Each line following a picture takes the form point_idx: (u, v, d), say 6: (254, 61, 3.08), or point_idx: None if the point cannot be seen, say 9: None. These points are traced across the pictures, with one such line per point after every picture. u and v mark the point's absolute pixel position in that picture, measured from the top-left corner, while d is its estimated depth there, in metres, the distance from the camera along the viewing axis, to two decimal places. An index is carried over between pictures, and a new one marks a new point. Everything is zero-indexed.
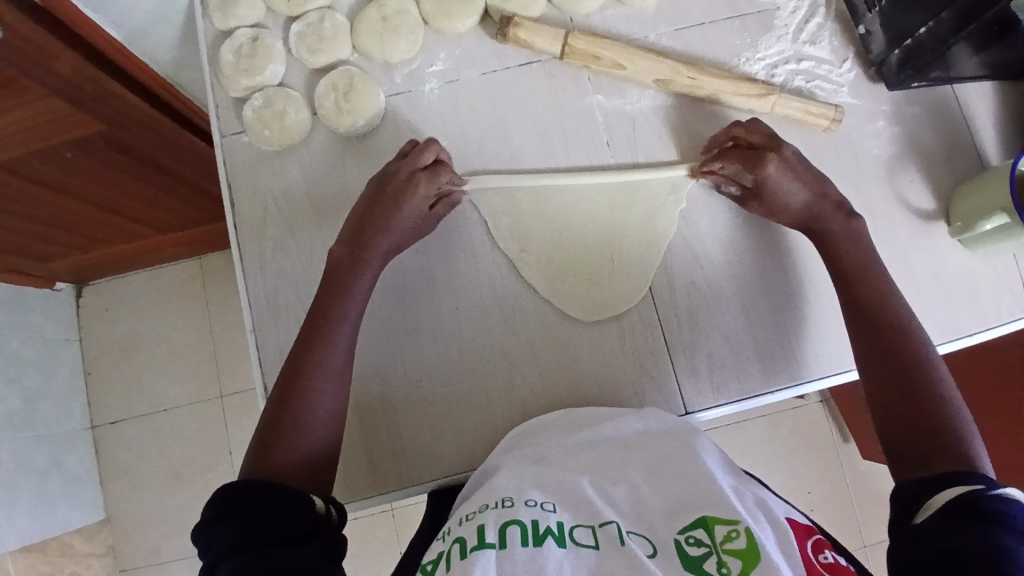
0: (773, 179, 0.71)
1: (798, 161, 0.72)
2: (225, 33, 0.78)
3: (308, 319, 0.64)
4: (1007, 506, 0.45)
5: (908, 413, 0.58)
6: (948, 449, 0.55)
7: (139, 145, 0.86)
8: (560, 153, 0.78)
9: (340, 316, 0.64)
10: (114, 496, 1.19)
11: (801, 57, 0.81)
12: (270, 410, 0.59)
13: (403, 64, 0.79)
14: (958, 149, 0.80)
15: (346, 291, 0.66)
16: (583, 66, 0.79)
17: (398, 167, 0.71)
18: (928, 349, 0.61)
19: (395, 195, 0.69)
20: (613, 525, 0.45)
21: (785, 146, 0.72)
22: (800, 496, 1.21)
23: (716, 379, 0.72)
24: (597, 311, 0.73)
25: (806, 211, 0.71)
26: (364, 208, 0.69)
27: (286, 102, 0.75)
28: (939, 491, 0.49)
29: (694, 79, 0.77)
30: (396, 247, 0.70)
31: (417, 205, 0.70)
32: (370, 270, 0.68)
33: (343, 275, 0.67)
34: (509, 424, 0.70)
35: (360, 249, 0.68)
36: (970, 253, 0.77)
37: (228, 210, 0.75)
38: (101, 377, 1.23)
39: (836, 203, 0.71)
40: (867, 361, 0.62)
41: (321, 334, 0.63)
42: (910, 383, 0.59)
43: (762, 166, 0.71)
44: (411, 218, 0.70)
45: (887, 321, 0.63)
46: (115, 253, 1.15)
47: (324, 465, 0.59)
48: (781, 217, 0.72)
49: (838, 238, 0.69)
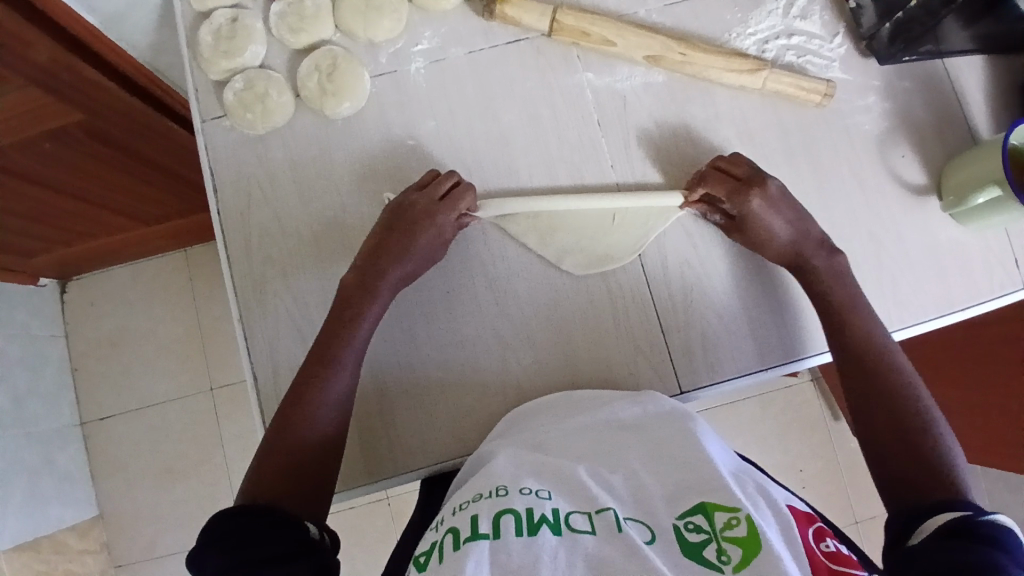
0: (756, 212, 0.70)
1: (781, 195, 0.71)
2: (204, 15, 0.76)
3: (323, 339, 0.64)
4: (1002, 532, 0.45)
5: (896, 441, 0.58)
6: (937, 477, 0.55)
7: (119, 134, 0.83)
8: (551, 133, 0.77)
9: (347, 345, 0.64)
10: (107, 492, 1.18)
11: (792, 32, 0.80)
12: (271, 432, 0.59)
13: (387, 44, 0.77)
14: (949, 122, 0.79)
15: (357, 318, 0.65)
16: (572, 44, 0.78)
17: (418, 197, 0.70)
18: (915, 379, 0.62)
19: (410, 226, 0.69)
20: (610, 512, 0.45)
21: (769, 180, 0.71)
22: (791, 473, 1.22)
23: (711, 359, 0.71)
24: (596, 265, 0.73)
25: (788, 246, 0.70)
26: (379, 238, 0.69)
27: (267, 84, 0.73)
28: (931, 519, 0.50)
29: (685, 55, 0.76)
30: (410, 274, 0.69)
31: (433, 233, 0.69)
32: (382, 299, 0.67)
33: (352, 303, 0.66)
34: (503, 410, 0.70)
35: (376, 277, 0.67)
36: (962, 228, 0.77)
37: (211, 195, 0.73)
38: (89, 373, 1.21)
39: (818, 239, 0.70)
40: (855, 392, 0.63)
41: (326, 362, 0.62)
42: (898, 413, 0.59)
43: (745, 198, 0.70)
44: (424, 248, 0.69)
45: (874, 351, 0.64)
46: (98, 247, 1.13)
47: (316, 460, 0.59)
48: (765, 251, 0.71)
49: (823, 278, 0.68)
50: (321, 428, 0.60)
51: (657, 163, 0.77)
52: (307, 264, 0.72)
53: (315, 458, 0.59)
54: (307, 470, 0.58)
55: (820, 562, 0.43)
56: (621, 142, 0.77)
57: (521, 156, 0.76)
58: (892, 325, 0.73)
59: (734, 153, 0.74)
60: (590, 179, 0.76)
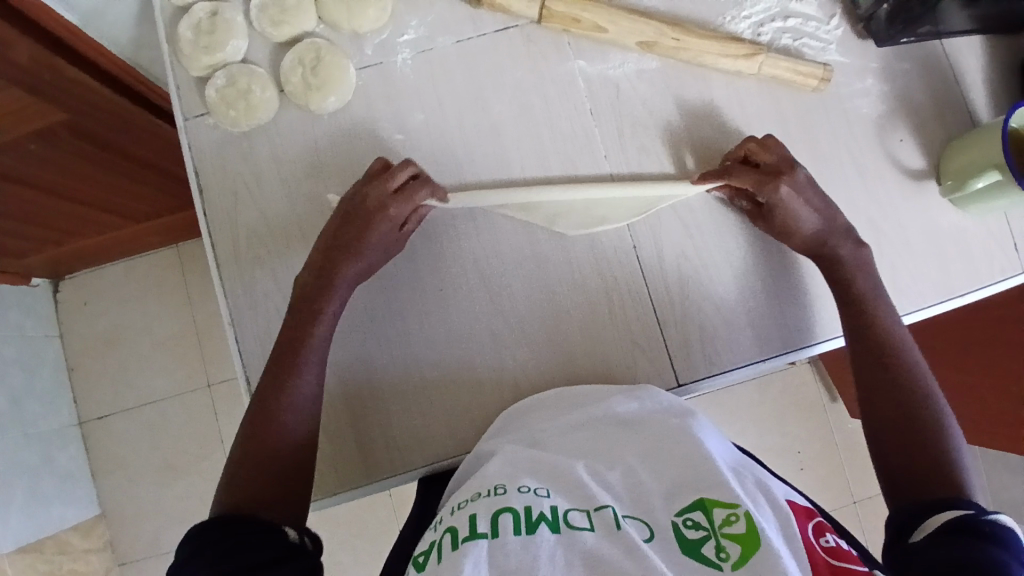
0: (786, 201, 0.68)
1: (809, 183, 0.70)
2: (183, 9, 0.74)
3: (279, 348, 0.63)
4: (1003, 531, 0.45)
5: (902, 436, 0.58)
6: (940, 475, 0.55)
7: (103, 131, 0.82)
8: (543, 123, 0.75)
9: (306, 347, 0.63)
10: (108, 490, 1.18)
11: (787, 15, 0.78)
12: (238, 451, 0.58)
13: (373, 34, 0.75)
14: (949, 105, 0.78)
15: (312, 319, 0.64)
16: (563, 30, 0.76)
17: (369, 190, 0.68)
18: (926, 375, 0.61)
19: (363, 220, 0.67)
20: (608, 510, 0.44)
21: (797, 168, 0.70)
22: (790, 455, 1.22)
23: (710, 350, 0.71)
24: (587, 226, 0.72)
25: (815, 236, 0.69)
26: (330, 237, 0.67)
27: (251, 79, 0.72)
28: (932, 515, 0.50)
29: (678, 41, 0.74)
30: (367, 269, 0.68)
31: (388, 226, 0.67)
32: (339, 297, 0.66)
33: (310, 304, 0.65)
34: (500, 406, 0.69)
35: (329, 277, 0.66)
36: (961, 212, 0.75)
37: (196, 195, 0.72)
38: (85, 373, 1.20)
39: (846, 228, 0.69)
40: (865, 388, 0.62)
41: (290, 367, 0.62)
42: (908, 411, 0.59)
43: (775, 187, 0.68)
44: (380, 240, 0.68)
45: (887, 344, 0.63)
46: (89, 246, 1.12)
47: (286, 470, 0.58)
48: (792, 239, 0.70)
49: (849, 270, 0.67)
50: (295, 426, 0.60)
51: (653, 152, 0.75)
52: (299, 263, 0.71)
53: (289, 461, 0.59)
54: (281, 474, 0.58)
55: (821, 559, 0.42)
56: (615, 131, 0.76)
57: (513, 147, 0.75)
58: None
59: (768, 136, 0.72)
60: (584, 170, 0.75)
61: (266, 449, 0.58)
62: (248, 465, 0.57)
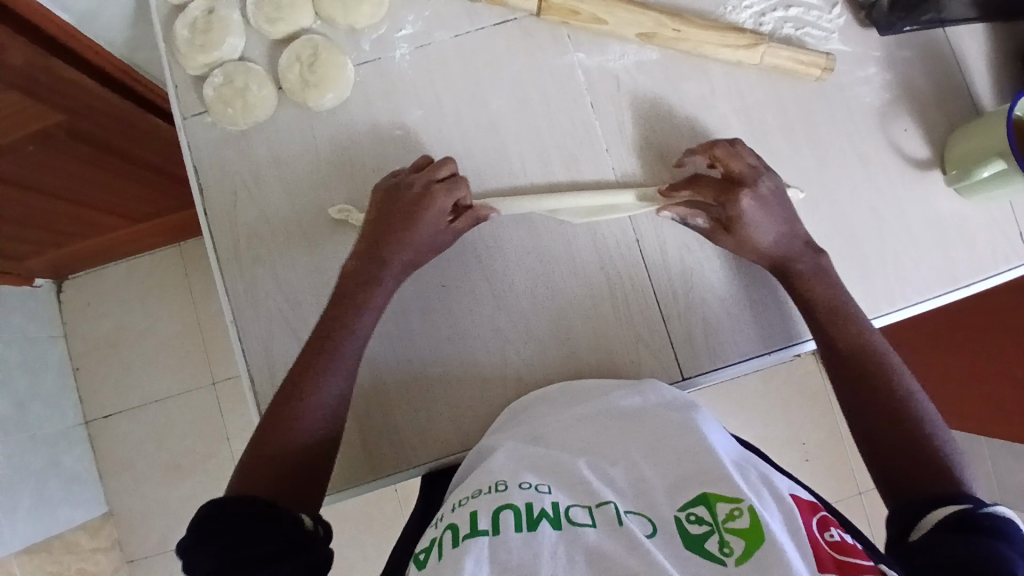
0: (744, 214, 0.67)
1: (773, 194, 0.69)
2: (179, 7, 0.73)
3: (318, 331, 0.63)
4: (1005, 525, 0.45)
5: (892, 443, 0.57)
6: (935, 470, 0.54)
7: (102, 132, 0.81)
8: (542, 117, 0.75)
9: (346, 336, 0.63)
10: (115, 490, 1.18)
11: (788, 3, 0.77)
12: (260, 434, 0.58)
13: (370, 30, 0.74)
14: (951, 91, 0.77)
15: (354, 308, 0.64)
16: (562, 23, 0.75)
17: (412, 180, 0.68)
18: (905, 373, 0.61)
19: (411, 209, 0.67)
20: (610, 505, 0.44)
21: (760, 180, 0.69)
22: (795, 446, 1.22)
23: (713, 343, 0.70)
24: (592, 215, 0.72)
25: (772, 251, 0.68)
26: (378, 223, 0.67)
27: (247, 77, 0.71)
28: (933, 510, 0.50)
29: (678, 32, 0.74)
30: (413, 261, 0.68)
31: (433, 218, 0.67)
32: (384, 291, 0.66)
33: (353, 290, 0.65)
34: (503, 401, 0.69)
35: (374, 264, 0.66)
36: (965, 200, 0.75)
37: (196, 195, 0.72)
38: (90, 373, 1.20)
39: (802, 240, 0.68)
40: (849, 398, 0.61)
41: (326, 353, 0.62)
42: (891, 415, 0.58)
43: (734, 199, 0.68)
44: (427, 232, 0.68)
45: (861, 347, 0.63)
46: (90, 246, 1.12)
47: (307, 460, 0.58)
48: (751, 255, 0.69)
49: (807, 282, 0.67)
50: (325, 416, 0.60)
51: (652, 146, 0.75)
52: (299, 263, 0.71)
53: (312, 450, 0.58)
54: (301, 463, 0.57)
55: (825, 553, 0.41)
56: (614, 124, 0.75)
57: (512, 142, 0.74)
58: (895, 303, 0.72)
59: (739, 145, 0.70)
60: (585, 164, 0.74)
61: (290, 436, 0.58)
62: (261, 457, 0.56)
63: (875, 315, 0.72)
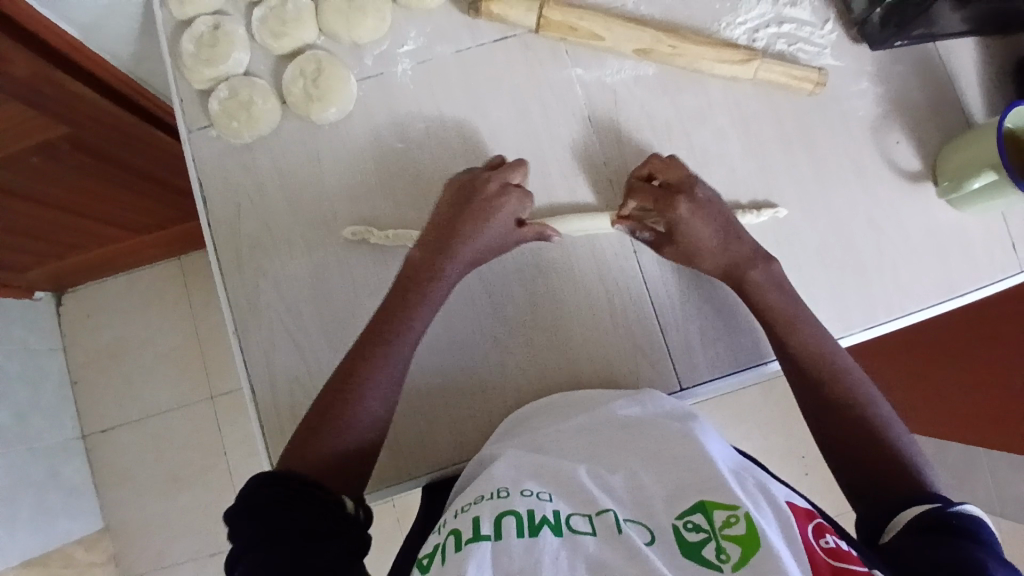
0: (684, 221, 0.68)
1: (709, 202, 0.69)
2: (185, 23, 0.74)
3: (379, 317, 0.62)
4: (969, 523, 0.46)
5: (859, 451, 0.57)
6: (902, 474, 0.55)
7: (106, 145, 0.83)
8: (541, 129, 0.76)
9: (411, 323, 0.62)
10: (112, 504, 1.17)
11: (781, 19, 0.79)
12: (313, 421, 0.57)
13: (372, 45, 0.76)
14: (944, 105, 0.79)
15: (420, 295, 0.63)
16: (560, 39, 0.77)
17: (488, 177, 0.69)
18: (864, 380, 0.61)
19: (485, 203, 0.67)
20: (610, 513, 0.44)
21: (698, 187, 0.69)
22: (796, 460, 1.22)
23: (711, 353, 0.71)
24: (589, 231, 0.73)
25: (722, 258, 0.68)
26: (447, 215, 0.67)
27: (252, 91, 0.72)
28: (900, 513, 0.51)
29: (675, 47, 0.75)
30: (478, 255, 0.68)
31: (506, 214, 0.68)
32: (449, 280, 0.66)
33: (421, 278, 0.64)
34: (503, 410, 0.69)
35: (441, 253, 0.65)
36: (960, 211, 0.76)
37: (200, 207, 0.73)
38: (89, 386, 1.20)
39: (752, 248, 0.68)
40: (812, 409, 0.61)
41: (391, 334, 0.61)
42: (855, 423, 0.58)
43: (672, 208, 0.68)
44: (498, 227, 0.68)
45: (818, 357, 0.62)
46: (91, 258, 1.12)
47: (359, 452, 0.57)
48: (701, 262, 0.69)
49: (762, 290, 0.67)
50: (379, 408, 0.59)
51: None
52: (301, 275, 0.72)
53: (363, 440, 0.57)
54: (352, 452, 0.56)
55: (821, 559, 0.42)
56: (613, 136, 0.76)
57: (512, 155, 0.75)
58: (891, 312, 0.73)
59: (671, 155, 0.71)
60: (584, 177, 0.75)
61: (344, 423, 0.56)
62: (312, 443, 0.55)
63: (873, 324, 0.73)
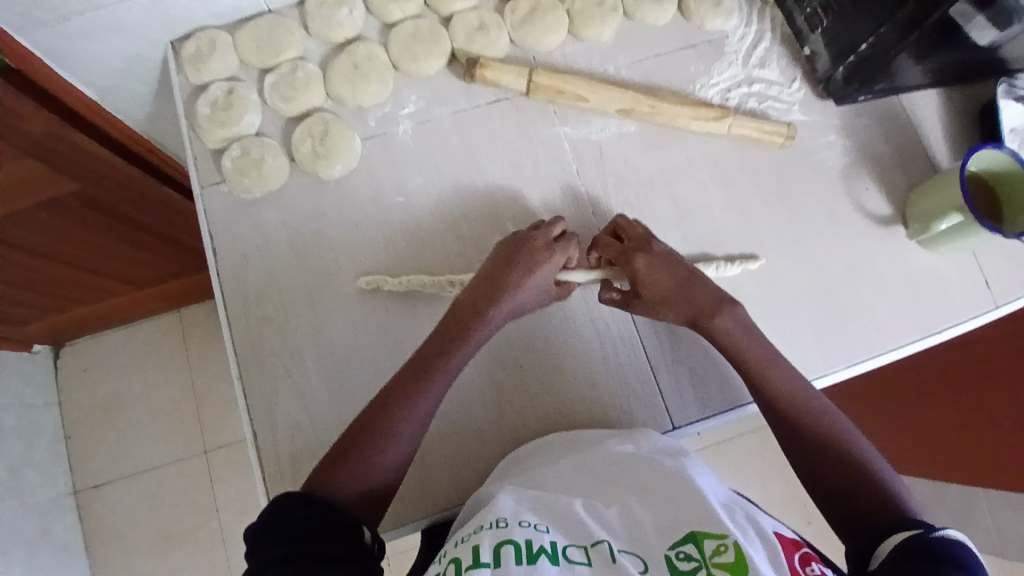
0: (641, 274, 0.71)
1: (665, 256, 0.72)
2: (199, 88, 0.79)
3: (414, 362, 0.65)
4: (953, 549, 0.47)
5: (843, 487, 0.59)
6: (886, 505, 0.56)
7: (115, 202, 0.87)
8: (533, 182, 0.81)
9: (444, 370, 0.64)
10: (102, 563, 1.15)
11: (751, 81, 0.86)
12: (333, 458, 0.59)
13: (375, 108, 0.81)
14: (908, 155, 0.84)
15: (456, 343, 0.66)
16: (549, 101, 0.83)
17: (534, 233, 0.73)
18: (840, 418, 0.63)
19: (527, 256, 0.70)
20: (605, 544, 0.46)
21: (655, 243, 0.73)
22: (795, 506, 1.22)
23: (701, 392, 0.74)
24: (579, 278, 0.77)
25: (685, 306, 0.70)
26: (492, 268, 0.70)
27: (262, 149, 0.77)
28: (886, 539, 0.52)
29: (653, 107, 0.81)
30: (518, 307, 0.70)
31: (547, 266, 0.70)
32: (485, 330, 0.68)
33: (460, 326, 0.67)
34: (501, 452, 0.71)
35: (483, 303, 0.68)
36: (931, 252, 0.80)
37: (211, 259, 0.76)
38: (83, 441, 1.20)
39: (713, 295, 0.70)
40: (797, 451, 0.63)
41: (421, 377, 0.63)
42: (837, 460, 0.60)
43: (629, 262, 0.71)
44: (538, 280, 0.70)
45: (795, 400, 0.64)
46: (93, 310, 1.14)
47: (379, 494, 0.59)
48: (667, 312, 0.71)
49: (730, 336, 0.68)
50: (402, 449, 0.61)
51: (636, 208, 0.81)
52: (304, 323, 0.75)
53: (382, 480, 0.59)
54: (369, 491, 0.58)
55: None
56: (600, 188, 0.81)
57: (506, 207, 0.80)
58: (872, 349, 0.76)
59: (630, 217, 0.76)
60: (574, 226, 0.80)
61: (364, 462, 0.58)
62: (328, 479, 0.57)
63: (855, 361, 0.76)
